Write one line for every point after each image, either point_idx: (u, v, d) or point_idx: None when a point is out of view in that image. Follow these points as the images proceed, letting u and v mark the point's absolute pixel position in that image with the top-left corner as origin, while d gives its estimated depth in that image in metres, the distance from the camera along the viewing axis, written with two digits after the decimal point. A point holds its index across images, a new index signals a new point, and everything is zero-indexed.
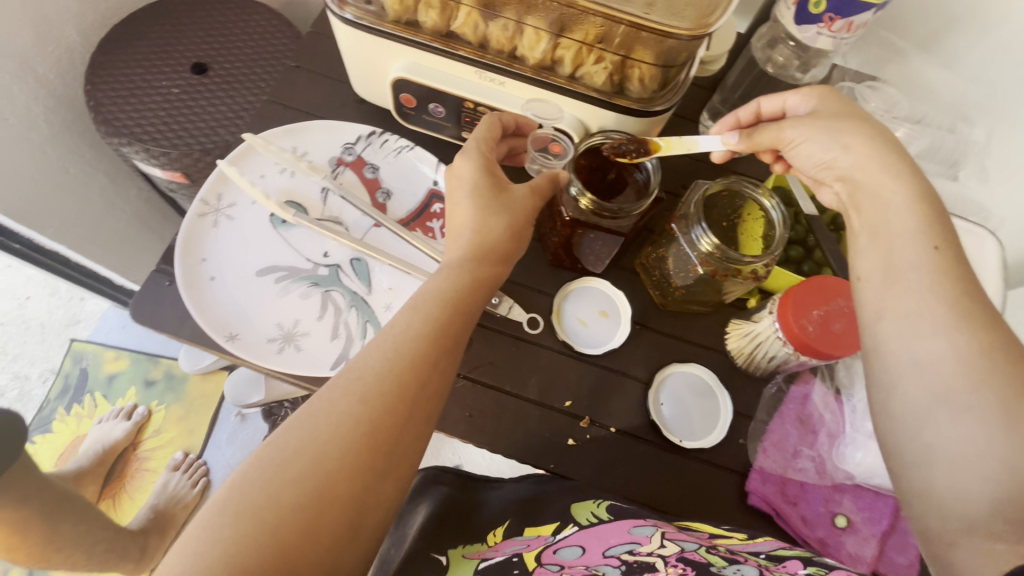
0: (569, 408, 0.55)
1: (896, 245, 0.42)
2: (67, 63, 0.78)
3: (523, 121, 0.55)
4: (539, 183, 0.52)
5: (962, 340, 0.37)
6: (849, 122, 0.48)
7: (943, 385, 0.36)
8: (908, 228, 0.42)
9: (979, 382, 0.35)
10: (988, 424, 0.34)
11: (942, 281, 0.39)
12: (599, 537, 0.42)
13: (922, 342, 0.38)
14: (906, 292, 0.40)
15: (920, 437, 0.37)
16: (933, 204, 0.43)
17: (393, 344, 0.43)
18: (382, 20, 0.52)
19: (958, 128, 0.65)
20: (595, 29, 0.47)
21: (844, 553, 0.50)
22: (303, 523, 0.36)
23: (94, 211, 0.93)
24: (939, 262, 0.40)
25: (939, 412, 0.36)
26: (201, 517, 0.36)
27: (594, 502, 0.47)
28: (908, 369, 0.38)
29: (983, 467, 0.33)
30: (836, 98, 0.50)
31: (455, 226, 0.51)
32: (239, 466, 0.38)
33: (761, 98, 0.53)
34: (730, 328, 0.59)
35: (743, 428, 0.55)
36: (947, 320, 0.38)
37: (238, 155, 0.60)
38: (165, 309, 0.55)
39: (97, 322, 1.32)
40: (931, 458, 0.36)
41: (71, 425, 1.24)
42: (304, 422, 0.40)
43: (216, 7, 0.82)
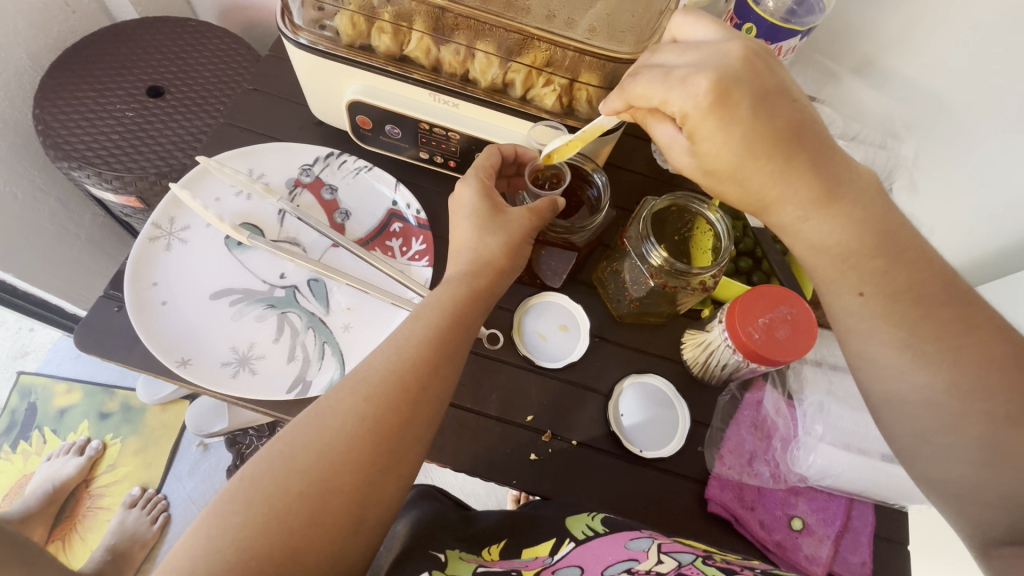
0: (531, 423, 0.55)
1: (830, 298, 0.41)
2: (15, 86, 0.77)
3: (523, 150, 0.54)
4: (537, 205, 0.51)
5: (929, 379, 0.38)
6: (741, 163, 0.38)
7: (922, 424, 0.39)
8: (830, 276, 0.40)
9: (956, 421, 0.37)
10: (971, 456, 0.37)
11: (885, 328, 0.39)
12: (596, 554, 0.41)
13: (890, 382, 0.40)
14: (860, 341, 0.41)
15: (919, 470, 0.40)
16: (857, 237, 0.39)
17: (395, 348, 0.43)
18: (337, 45, 0.52)
19: (889, 145, 0.69)
20: (543, 54, 0.49)
21: (802, 555, 0.51)
22: (309, 513, 0.37)
23: (46, 237, 0.90)
24: (875, 309, 0.39)
25: (924, 446, 0.39)
26: (210, 507, 0.37)
27: (588, 515, 0.48)
28: (890, 410, 0.40)
29: (982, 496, 0.36)
30: (715, 115, 0.37)
31: (454, 246, 0.51)
32: (250, 457, 0.39)
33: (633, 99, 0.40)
34: (687, 338, 0.60)
35: (701, 436, 0.57)
36: (903, 360, 0.39)
37: (192, 178, 0.59)
38: (114, 335, 0.54)
39: (47, 353, 1.27)
40: (934, 485, 0.39)
41: (16, 463, 1.17)
42: (312, 419, 0.40)
43: (174, 31, 0.82)
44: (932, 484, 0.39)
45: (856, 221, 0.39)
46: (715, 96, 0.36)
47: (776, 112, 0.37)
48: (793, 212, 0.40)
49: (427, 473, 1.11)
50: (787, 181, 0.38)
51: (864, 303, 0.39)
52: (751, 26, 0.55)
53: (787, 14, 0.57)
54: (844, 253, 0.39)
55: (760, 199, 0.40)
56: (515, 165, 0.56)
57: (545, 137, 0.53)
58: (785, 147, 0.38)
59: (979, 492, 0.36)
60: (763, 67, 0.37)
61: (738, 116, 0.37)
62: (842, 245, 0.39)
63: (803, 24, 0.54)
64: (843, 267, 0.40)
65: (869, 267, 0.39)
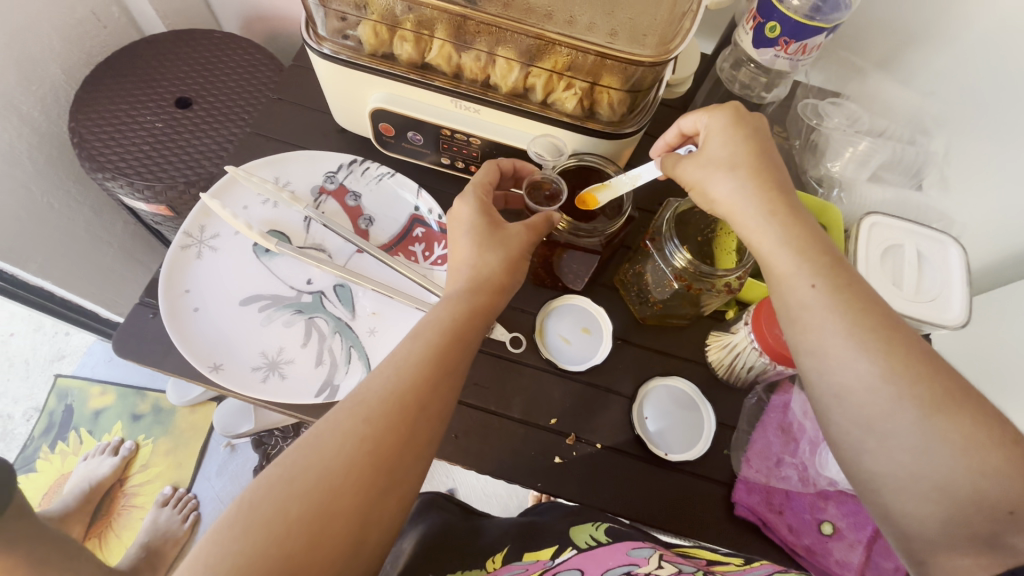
0: (554, 426, 0.56)
1: (781, 288, 0.43)
2: (51, 100, 0.80)
3: (520, 164, 0.56)
4: (534, 219, 0.52)
5: (867, 365, 0.38)
6: (730, 164, 0.46)
7: (865, 415, 0.38)
8: (787, 268, 0.42)
9: (895, 407, 0.37)
10: (911, 445, 0.37)
11: (836, 319, 0.40)
12: (597, 560, 0.44)
13: (835, 375, 0.39)
14: (807, 330, 0.41)
15: (863, 464, 0.39)
16: (810, 247, 0.42)
17: (394, 369, 0.44)
18: (360, 54, 0.54)
19: (918, 141, 0.68)
20: (562, 58, 0.49)
21: (832, 560, 0.50)
22: (307, 536, 0.37)
23: (81, 245, 0.93)
24: (825, 300, 0.40)
25: (867, 439, 0.38)
26: (213, 531, 0.37)
27: (593, 524, 0.49)
28: (832, 402, 0.40)
29: (921, 490, 0.36)
30: (729, 125, 0.47)
31: (453, 263, 0.52)
32: (249, 483, 0.39)
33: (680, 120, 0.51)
34: (711, 340, 0.60)
35: (726, 439, 0.56)
36: (850, 350, 0.39)
37: (221, 187, 0.61)
38: (149, 341, 0.56)
39: (82, 356, 1.31)
40: (876, 482, 0.38)
41: (55, 463, 1.21)
42: (311, 442, 0.41)
43: (200, 43, 0.84)
44: (878, 481, 0.38)
45: (805, 234, 0.43)
46: (731, 117, 0.47)
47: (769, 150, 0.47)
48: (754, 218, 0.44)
49: (448, 475, 1.13)
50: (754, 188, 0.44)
51: (819, 295, 0.41)
52: (774, 24, 0.54)
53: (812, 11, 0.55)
54: (793, 243, 0.43)
55: (733, 202, 0.45)
56: (513, 178, 0.58)
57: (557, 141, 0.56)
58: (770, 161, 0.46)
59: (919, 484, 0.36)
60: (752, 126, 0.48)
61: (750, 134, 0.47)
62: (792, 235, 0.43)
63: (829, 20, 0.52)
64: (801, 259, 0.42)
65: (821, 262, 0.42)
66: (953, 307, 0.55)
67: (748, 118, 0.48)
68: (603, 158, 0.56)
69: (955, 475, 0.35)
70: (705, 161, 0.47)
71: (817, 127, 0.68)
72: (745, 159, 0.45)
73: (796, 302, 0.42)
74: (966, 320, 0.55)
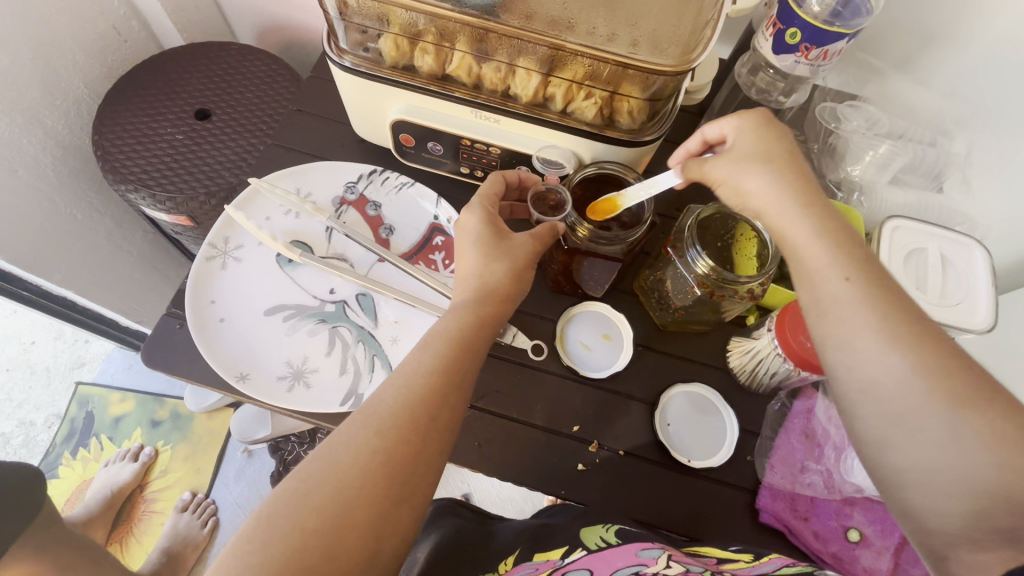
0: (576, 433, 0.56)
1: (814, 281, 0.41)
2: (74, 114, 0.82)
3: (525, 175, 0.57)
4: (538, 230, 0.53)
5: (897, 360, 0.37)
6: (760, 164, 0.45)
7: (892, 408, 0.37)
8: (820, 261, 0.41)
9: (924, 399, 0.36)
10: (940, 439, 0.35)
11: (868, 311, 0.39)
12: (606, 560, 0.44)
13: (863, 369, 0.38)
14: (836, 324, 0.40)
15: (886, 458, 0.37)
16: (844, 240, 0.42)
17: (404, 379, 0.45)
18: (380, 66, 0.54)
19: (939, 143, 0.66)
20: (583, 68, 0.50)
21: (860, 567, 0.50)
22: (324, 549, 0.37)
23: (103, 255, 0.95)
24: (857, 293, 0.39)
25: (894, 432, 0.37)
26: (232, 547, 0.37)
27: (603, 526, 0.49)
28: (858, 397, 0.39)
29: (948, 484, 0.34)
30: (757, 130, 0.46)
31: (459, 273, 0.52)
32: (266, 498, 0.40)
33: (703, 127, 0.50)
34: (733, 345, 0.60)
35: (750, 444, 0.56)
36: (879, 343, 0.38)
37: (244, 199, 0.62)
38: (176, 352, 0.57)
39: (101, 364, 1.34)
40: (901, 477, 0.36)
41: (77, 469, 1.23)
42: (324, 456, 0.41)
43: (219, 55, 0.85)
44: (905, 476, 0.36)
45: (838, 231, 0.42)
46: (758, 123, 0.47)
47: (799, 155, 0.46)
48: (789, 212, 0.43)
49: (464, 480, 1.13)
50: (785, 187, 0.44)
51: (852, 288, 0.40)
52: (795, 31, 0.53)
53: (832, 16, 0.55)
54: (830, 235, 0.42)
55: (766, 195, 0.44)
56: (518, 190, 0.59)
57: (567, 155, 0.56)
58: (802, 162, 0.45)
59: (944, 477, 0.34)
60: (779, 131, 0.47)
61: (779, 138, 0.46)
62: (829, 228, 0.42)
63: (850, 26, 0.52)
64: (836, 252, 0.41)
65: (854, 257, 0.41)
66: (979, 310, 0.55)
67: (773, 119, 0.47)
68: (622, 165, 0.56)
69: (984, 468, 0.33)
70: (734, 156, 0.46)
71: (835, 130, 0.67)
72: (778, 157, 0.45)
73: (827, 294, 0.41)
74: (993, 324, 0.54)
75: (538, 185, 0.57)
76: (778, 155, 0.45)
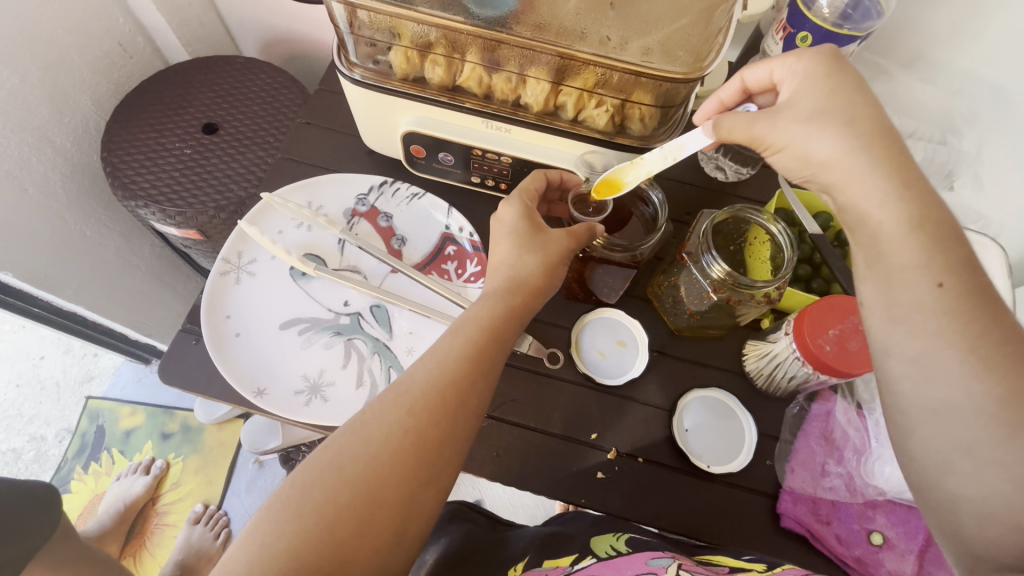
0: (595, 441, 0.56)
1: (894, 279, 0.38)
2: (82, 131, 0.82)
3: (568, 176, 0.56)
4: (575, 228, 0.52)
5: (981, 388, 0.35)
6: (829, 124, 0.41)
7: (966, 437, 0.35)
8: (912, 262, 0.38)
9: (1003, 434, 0.34)
10: (1012, 475, 0.33)
11: (954, 326, 0.36)
12: (616, 569, 0.45)
13: (937, 388, 0.36)
14: (912, 335, 0.38)
15: (946, 486, 0.36)
16: (930, 231, 0.38)
17: (435, 362, 0.45)
18: (389, 78, 0.54)
19: (949, 140, 0.68)
20: (594, 76, 0.50)
21: (884, 570, 0.50)
22: (355, 523, 0.38)
23: (112, 270, 0.95)
24: (946, 302, 0.37)
25: (960, 461, 0.35)
26: (265, 513, 0.38)
27: (614, 536, 0.51)
28: (927, 414, 0.37)
29: (1010, 519, 0.33)
30: (824, 76, 0.43)
31: (492, 263, 0.53)
32: (298, 466, 0.41)
33: (745, 70, 0.48)
34: (748, 349, 0.59)
35: (769, 449, 0.56)
36: (962, 366, 0.35)
37: (256, 213, 0.62)
38: (193, 368, 0.57)
39: (110, 378, 1.34)
40: (957, 505, 0.36)
41: (89, 483, 1.24)
42: (357, 431, 0.42)
43: (224, 69, 0.86)
44: (964, 500, 0.35)
45: (924, 219, 0.39)
46: (824, 71, 0.43)
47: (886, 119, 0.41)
48: (873, 196, 0.40)
49: (475, 486, 1.13)
50: (873, 174, 0.40)
51: (941, 295, 0.37)
52: (805, 34, 0.54)
53: (842, 18, 0.55)
54: (919, 230, 0.38)
55: (834, 162, 0.41)
56: (559, 190, 0.58)
57: (598, 161, 0.55)
58: (888, 131, 0.41)
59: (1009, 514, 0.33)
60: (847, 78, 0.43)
61: (849, 89, 0.42)
62: (918, 219, 0.39)
63: (861, 28, 0.52)
64: (926, 253, 0.38)
65: (950, 258, 0.38)
66: None
67: (849, 74, 0.43)
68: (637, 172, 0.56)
69: None
70: (787, 115, 0.43)
71: None
72: (857, 126, 0.40)
73: (910, 298, 0.38)
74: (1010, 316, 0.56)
75: (581, 185, 0.56)
76: (860, 119, 0.41)
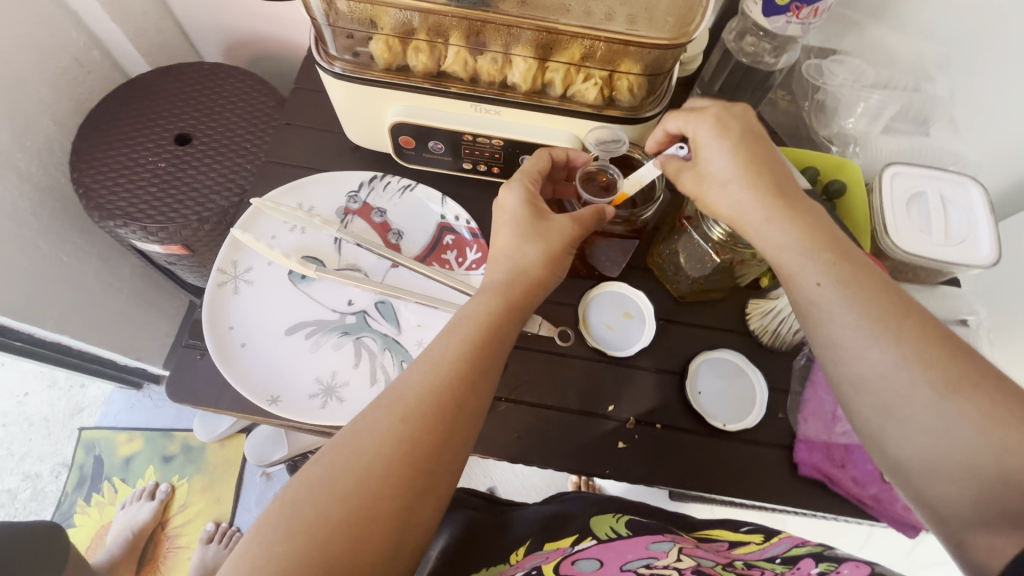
0: (613, 412, 0.56)
1: (794, 285, 0.44)
2: (47, 154, 0.79)
3: (574, 154, 0.55)
4: (584, 214, 0.52)
5: (885, 353, 0.39)
6: (736, 169, 0.46)
7: (882, 403, 0.39)
8: (795, 267, 0.44)
9: (909, 390, 0.38)
10: (930, 427, 0.37)
11: (849, 307, 0.41)
12: (617, 552, 0.48)
13: (850, 365, 0.41)
14: (819, 323, 0.42)
15: (886, 451, 0.40)
16: (819, 242, 0.43)
17: (431, 366, 0.44)
18: (371, 69, 0.53)
19: (923, 87, 0.69)
20: (580, 49, 0.50)
21: (900, 505, 0.52)
22: (347, 537, 0.38)
23: (93, 296, 0.92)
24: (830, 293, 0.42)
25: (887, 425, 0.39)
26: (255, 533, 0.38)
27: (613, 516, 0.53)
28: (851, 390, 0.41)
29: (941, 468, 0.36)
30: (716, 127, 0.47)
31: (493, 253, 0.52)
32: (289, 483, 0.40)
33: (666, 122, 0.50)
34: (751, 307, 0.61)
35: (781, 402, 0.58)
36: (861, 339, 0.40)
37: (248, 219, 0.61)
38: (202, 383, 0.56)
39: (102, 407, 1.30)
40: (899, 467, 0.39)
41: (94, 515, 1.22)
42: (349, 442, 0.41)
43: (191, 77, 0.83)
44: (901, 462, 0.39)
45: (811, 228, 0.44)
46: (716, 120, 0.47)
47: (767, 155, 0.46)
48: (760, 225, 0.45)
49: (487, 475, 1.14)
50: (756, 208, 0.45)
51: (825, 290, 0.42)
52: None
53: None
54: (805, 242, 0.43)
55: (732, 204, 0.46)
56: (564, 170, 0.57)
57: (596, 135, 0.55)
58: (768, 163, 0.46)
59: (937, 464, 0.37)
60: (734, 117, 0.47)
61: (739, 132, 0.47)
62: (802, 232, 0.44)
63: None
64: (807, 257, 0.43)
65: (829, 258, 0.43)
66: (983, 244, 0.57)
67: (734, 109, 0.48)
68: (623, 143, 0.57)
69: (978, 451, 0.35)
70: (706, 173, 0.48)
71: (822, 86, 0.68)
72: (748, 165, 0.46)
73: (805, 298, 0.43)
74: (998, 257, 0.56)
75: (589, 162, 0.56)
76: (750, 158, 0.46)
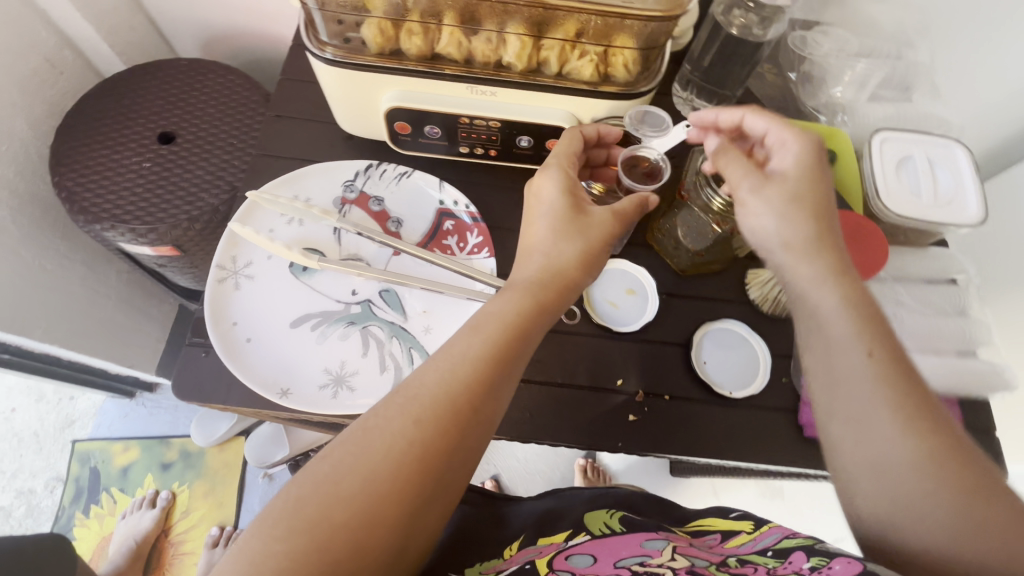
0: (621, 386, 0.57)
1: (834, 350, 0.41)
2: (23, 159, 0.77)
3: (604, 129, 0.56)
4: (621, 207, 0.51)
5: (913, 444, 0.37)
6: (796, 206, 0.45)
7: (896, 490, 0.37)
8: (844, 334, 0.41)
9: (930, 489, 0.36)
10: (935, 528, 0.35)
11: (885, 391, 0.39)
12: (611, 548, 0.45)
13: (875, 445, 0.38)
14: (851, 394, 0.40)
15: (882, 535, 0.37)
16: (864, 311, 0.41)
17: (449, 369, 0.43)
18: (364, 54, 0.53)
19: (905, 54, 0.70)
20: (575, 24, 0.50)
21: None
22: (353, 543, 0.37)
23: (81, 304, 0.90)
24: (875, 370, 0.39)
25: (891, 514, 0.37)
26: (259, 526, 0.37)
27: (606, 510, 0.49)
28: (866, 469, 0.39)
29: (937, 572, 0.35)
30: (806, 149, 0.47)
31: (525, 245, 0.51)
32: (294, 480, 0.39)
33: (750, 112, 0.50)
34: (750, 277, 0.62)
35: (784, 367, 0.59)
36: (894, 427, 0.38)
37: (244, 213, 0.60)
38: (207, 380, 0.55)
39: (94, 418, 1.28)
40: (887, 552, 0.37)
41: (94, 526, 1.20)
42: (359, 439, 0.40)
43: (171, 73, 0.81)
44: (890, 551, 0.37)
45: (857, 295, 0.42)
46: (808, 146, 0.47)
47: (827, 202, 0.46)
48: (808, 270, 0.43)
49: (492, 462, 1.14)
50: (811, 250, 0.44)
51: (874, 365, 0.39)
52: None
53: None
54: (852, 310, 0.41)
55: (784, 231, 0.45)
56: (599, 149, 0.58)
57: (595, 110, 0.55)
58: (826, 208, 0.46)
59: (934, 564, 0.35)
60: (812, 157, 0.46)
61: (812, 173, 0.46)
62: (850, 298, 0.42)
63: None
64: (859, 327, 0.41)
65: (880, 333, 0.41)
66: (970, 204, 0.58)
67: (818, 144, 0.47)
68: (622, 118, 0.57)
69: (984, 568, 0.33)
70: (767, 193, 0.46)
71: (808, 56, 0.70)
72: (807, 207, 0.45)
73: (844, 364, 0.41)
74: (985, 215, 0.58)
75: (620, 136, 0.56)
76: (810, 204, 0.45)
